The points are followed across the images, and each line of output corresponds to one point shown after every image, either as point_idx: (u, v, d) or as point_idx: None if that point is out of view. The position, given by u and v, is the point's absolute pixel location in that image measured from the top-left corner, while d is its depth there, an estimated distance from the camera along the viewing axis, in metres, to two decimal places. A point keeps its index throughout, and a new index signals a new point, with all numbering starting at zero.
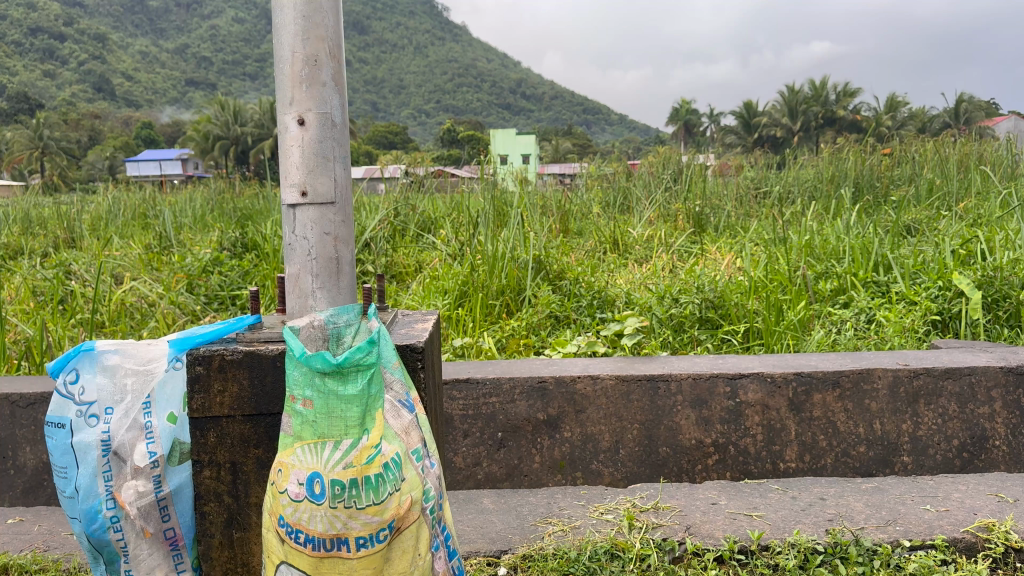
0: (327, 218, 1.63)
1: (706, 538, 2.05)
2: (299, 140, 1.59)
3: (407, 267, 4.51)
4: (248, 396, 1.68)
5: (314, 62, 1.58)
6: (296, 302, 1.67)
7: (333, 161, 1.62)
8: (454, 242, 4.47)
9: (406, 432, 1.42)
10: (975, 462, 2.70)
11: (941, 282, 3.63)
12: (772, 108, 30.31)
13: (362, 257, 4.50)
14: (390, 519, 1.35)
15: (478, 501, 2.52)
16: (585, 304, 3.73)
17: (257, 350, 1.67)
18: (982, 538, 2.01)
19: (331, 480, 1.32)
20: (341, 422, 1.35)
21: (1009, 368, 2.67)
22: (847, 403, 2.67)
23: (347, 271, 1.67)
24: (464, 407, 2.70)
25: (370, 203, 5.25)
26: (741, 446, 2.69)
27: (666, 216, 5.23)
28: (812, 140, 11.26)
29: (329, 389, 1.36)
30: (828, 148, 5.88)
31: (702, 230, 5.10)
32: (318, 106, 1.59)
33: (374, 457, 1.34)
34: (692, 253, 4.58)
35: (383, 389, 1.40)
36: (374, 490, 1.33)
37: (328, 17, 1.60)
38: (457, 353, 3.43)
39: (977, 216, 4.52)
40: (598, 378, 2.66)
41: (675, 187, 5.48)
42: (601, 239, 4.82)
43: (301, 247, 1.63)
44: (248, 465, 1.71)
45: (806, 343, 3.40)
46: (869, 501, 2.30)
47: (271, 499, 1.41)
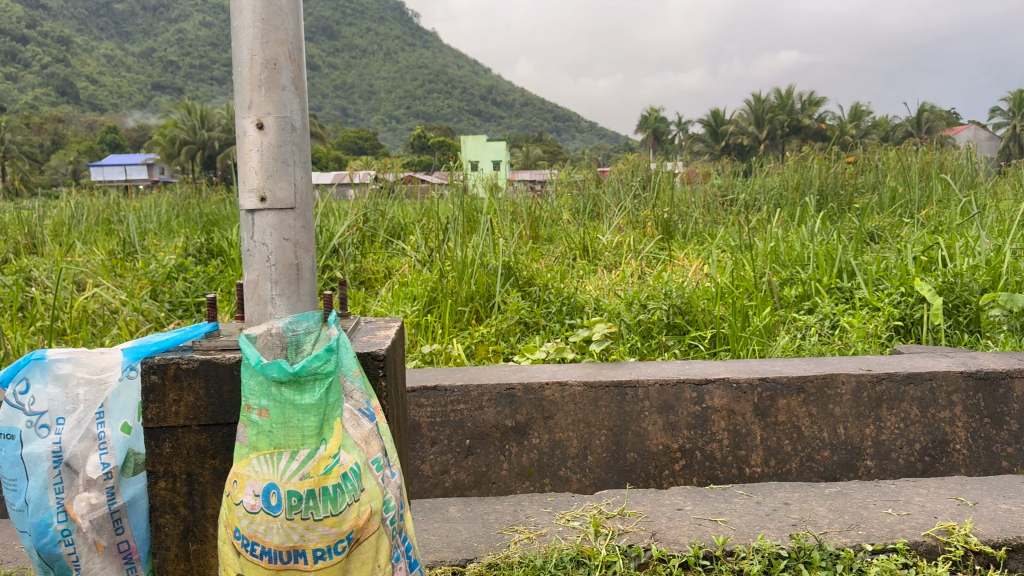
0: (287, 223, 1.61)
1: (672, 544, 2.05)
2: (258, 145, 1.57)
3: (376, 273, 4.47)
4: (205, 406, 1.65)
5: (273, 66, 1.56)
6: (254, 309, 1.64)
7: (293, 166, 1.60)
8: (424, 248, 4.47)
9: (366, 441, 1.40)
10: (936, 466, 2.74)
11: (904, 288, 3.70)
12: (740, 117, 30.70)
13: (330, 263, 4.47)
14: (348, 530, 1.33)
15: (443, 508, 2.49)
16: (555, 310, 3.74)
17: (213, 358, 1.63)
18: (942, 542, 2.03)
19: (288, 492, 1.30)
20: (297, 431, 1.32)
21: (969, 372, 2.72)
22: (812, 408, 2.70)
23: (307, 278, 1.65)
24: (432, 415, 2.67)
25: (338, 210, 5.21)
26: (708, 451, 2.70)
27: (635, 223, 5.28)
28: (778, 150, 11.42)
29: (285, 398, 1.33)
30: (794, 156, 5.95)
31: (670, 236, 5.14)
32: (277, 110, 1.57)
33: (332, 468, 1.32)
34: (660, 259, 4.61)
35: (341, 397, 1.38)
36: (332, 501, 1.31)
37: (289, 20, 1.58)
38: (426, 360, 3.41)
39: (938, 224, 4.63)
40: (566, 385, 2.66)
41: (644, 194, 5.55)
42: (571, 246, 4.87)
43: (260, 253, 1.61)
44: (204, 476, 1.68)
45: (771, 348, 3.44)
46: (833, 505, 2.32)
47: (226, 511, 1.38)
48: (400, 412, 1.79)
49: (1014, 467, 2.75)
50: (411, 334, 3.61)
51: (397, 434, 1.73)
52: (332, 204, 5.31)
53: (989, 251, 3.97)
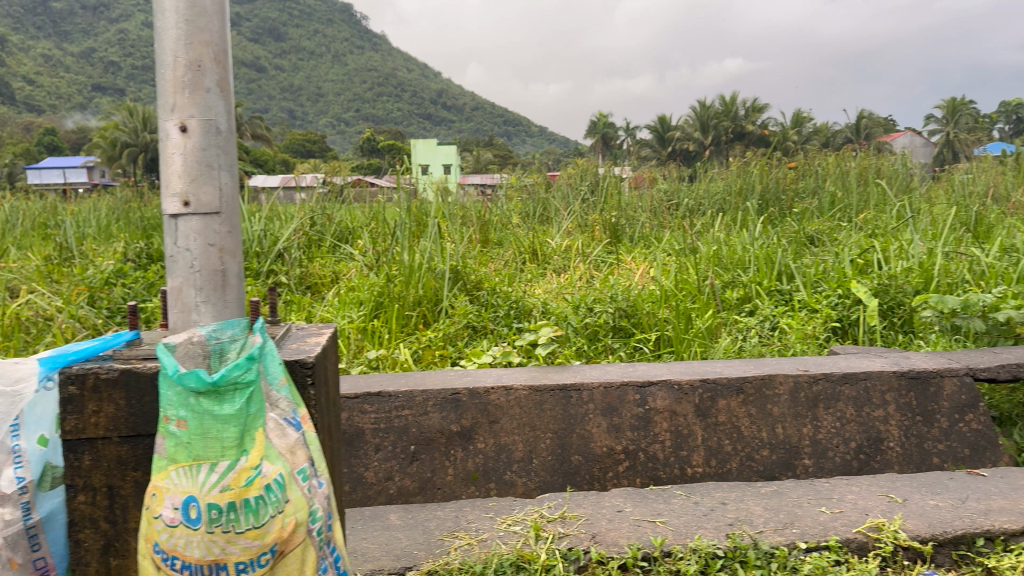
0: (211, 228, 1.57)
1: (611, 546, 2.06)
2: (181, 148, 1.53)
3: (323, 278, 4.41)
4: (126, 417, 1.59)
5: (197, 68, 1.53)
6: (177, 317, 1.59)
7: (219, 169, 1.57)
8: (371, 252, 4.43)
9: (291, 451, 1.37)
10: (871, 463, 2.80)
11: (840, 291, 3.81)
12: (685, 123, 31.18)
13: (275, 267, 4.41)
14: (271, 542, 1.30)
15: (384, 516, 2.45)
16: (503, 314, 3.76)
17: (134, 367, 1.58)
18: (872, 538, 2.09)
19: (208, 504, 1.27)
20: (216, 443, 1.29)
21: (901, 372, 2.82)
22: (751, 408, 2.76)
23: (233, 284, 1.62)
24: (376, 421, 2.64)
25: (283, 214, 5.14)
26: (651, 452, 2.73)
27: (583, 226, 5.32)
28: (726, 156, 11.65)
29: (204, 408, 1.29)
30: (737, 161, 6.05)
31: (618, 240, 5.21)
32: (201, 113, 1.54)
33: (253, 479, 1.29)
34: (608, 262, 4.66)
35: (264, 407, 1.35)
36: (254, 513, 1.28)
37: (213, 21, 1.56)
38: (372, 365, 3.38)
39: (874, 228, 4.77)
40: (511, 389, 2.67)
41: (592, 199, 5.61)
42: (521, 250, 4.87)
43: (184, 259, 1.57)
44: (126, 489, 1.63)
45: (713, 351, 3.50)
46: (769, 504, 2.35)
47: (146, 526, 1.34)
48: (332, 420, 1.75)
49: (944, 463, 2.83)
50: (356, 339, 3.57)
51: (328, 444, 1.69)
52: (277, 207, 5.24)
53: (922, 254, 4.10)
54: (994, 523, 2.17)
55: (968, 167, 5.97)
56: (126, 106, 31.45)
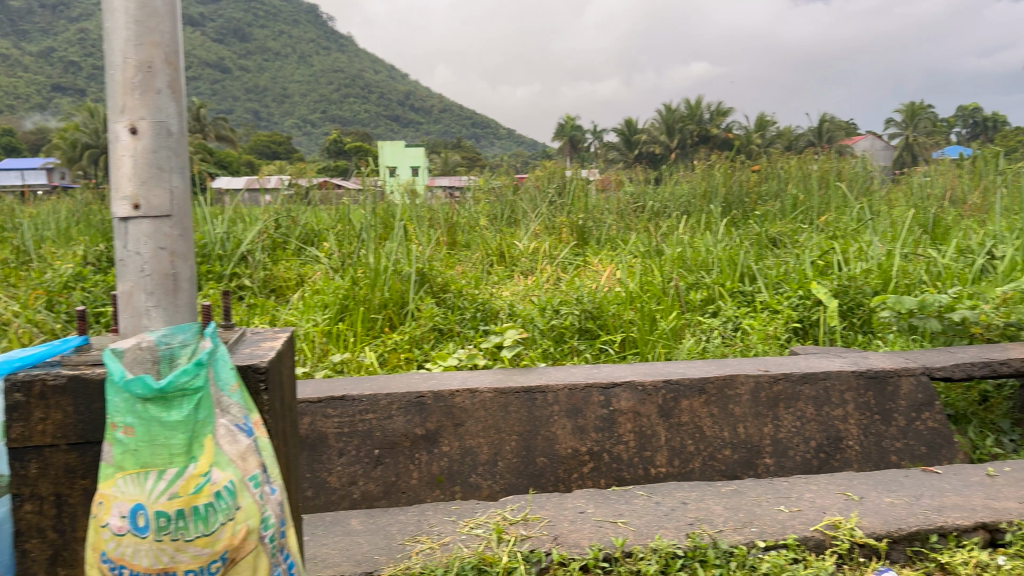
0: (162, 231, 1.55)
1: (572, 547, 2.07)
2: (131, 150, 1.51)
3: (287, 281, 4.36)
4: (74, 424, 1.55)
5: (148, 69, 1.51)
6: (128, 322, 1.56)
7: (170, 172, 1.55)
8: (337, 255, 4.40)
9: (242, 457, 1.35)
10: (831, 462, 2.84)
11: (801, 292, 3.86)
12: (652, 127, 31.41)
13: (238, 270, 4.36)
14: (222, 550, 1.29)
15: (345, 521, 2.44)
16: (469, 317, 3.76)
17: (82, 373, 1.55)
18: (829, 536, 2.12)
19: (156, 512, 1.25)
20: (164, 450, 1.27)
21: (860, 372, 2.87)
22: (713, 408, 2.79)
23: (185, 288, 1.60)
24: (339, 425, 2.62)
25: (248, 216, 5.08)
26: (615, 453, 2.75)
27: (550, 229, 5.34)
28: (694, 159, 11.76)
29: (151, 415, 1.27)
30: (702, 164, 6.11)
31: (585, 242, 5.23)
32: (152, 114, 1.51)
33: (203, 486, 1.27)
34: (575, 264, 4.68)
35: (213, 412, 1.33)
36: (204, 520, 1.27)
37: (165, 22, 1.53)
38: (336, 369, 3.36)
39: (835, 230, 4.85)
40: (476, 391, 2.67)
41: (559, 201, 5.63)
42: (488, 252, 4.87)
43: (134, 263, 1.54)
44: (73, 497, 1.60)
45: (677, 352, 3.54)
46: (728, 504, 2.38)
47: (92, 535, 1.32)
48: (287, 425, 1.73)
49: (902, 461, 2.88)
50: (321, 342, 3.54)
51: (283, 449, 1.67)
52: (241, 209, 5.18)
53: (881, 255, 4.18)
54: (947, 519, 2.21)
55: (927, 169, 6.08)
56: (86, 106, 30.89)
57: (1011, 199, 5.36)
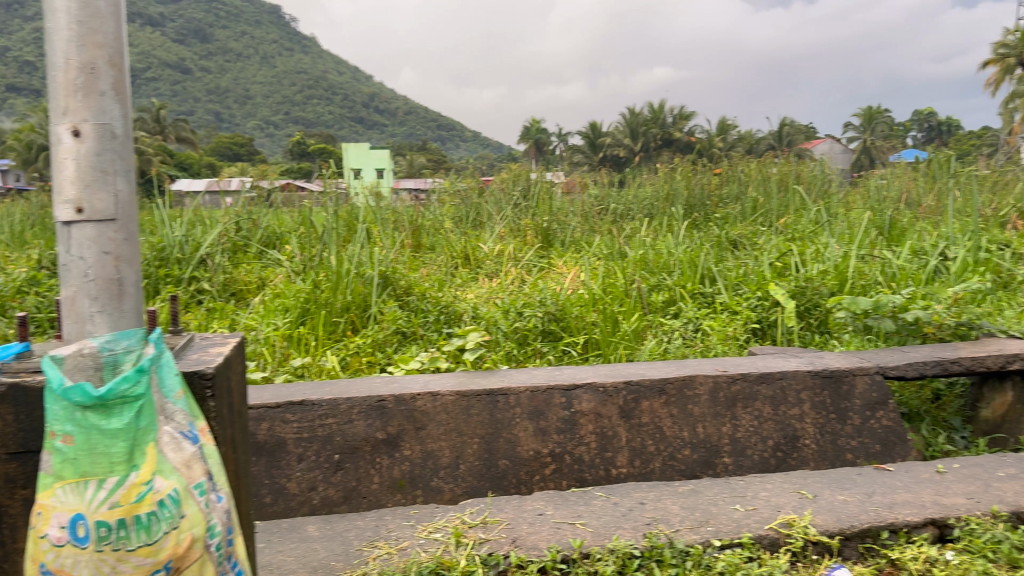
0: (106, 236, 1.52)
1: (531, 549, 2.07)
2: (74, 153, 1.48)
3: (248, 284, 4.31)
4: (14, 432, 1.53)
5: (91, 71, 1.48)
6: (71, 327, 1.53)
7: (114, 175, 1.52)
8: (298, 258, 4.36)
9: (186, 465, 1.34)
10: (788, 460, 2.88)
11: (760, 293, 3.91)
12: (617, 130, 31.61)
13: (197, 274, 4.30)
14: (165, 559, 1.27)
15: (302, 527, 2.41)
16: (433, 320, 3.74)
17: (22, 381, 1.52)
18: (783, 534, 2.15)
19: (95, 522, 1.22)
20: (104, 458, 1.23)
21: (816, 371, 2.92)
22: (673, 409, 2.82)
23: (130, 293, 1.57)
24: (298, 431, 2.59)
25: (208, 219, 5.00)
26: (576, 454, 2.76)
27: (515, 232, 5.34)
28: (660, 161, 11.86)
29: (90, 423, 1.22)
30: (665, 166, 6.16)
31: (549, 245, 5.25)
32: (95, 116, 1.48)
33: (144, 495, 1.25)
34: (540, 267, 4.69)
35: (155, 420, 1.30)
36: (146, 530, 1.24)
37: (108, 23, 1.51)
38: (296, 373, 3.34)
39: (793, 232, 4.93)
40: (437, 394, 2.66)
41: (524, 204, 5.63)
42: (453, 255, 4.86)
43: (77, 268, 1.51)
44: (14, 507, 1.57)
45: (639, 353, 3.58)
46: (685, 503, 2.40)
47: (31, 545, 1.29)
48: (237, 432, 1.71)
49: (857, 458, 2.93)
50: (281, 347, 3.50)
51: (232, 457, 1.65)
52: (200, 212, 5.10)
53: (837, 257, 4.26)
54: (897, 516, 2.26)
55: (883, 172, 6.20)
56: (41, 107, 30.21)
57: (964, 202, 5.48)
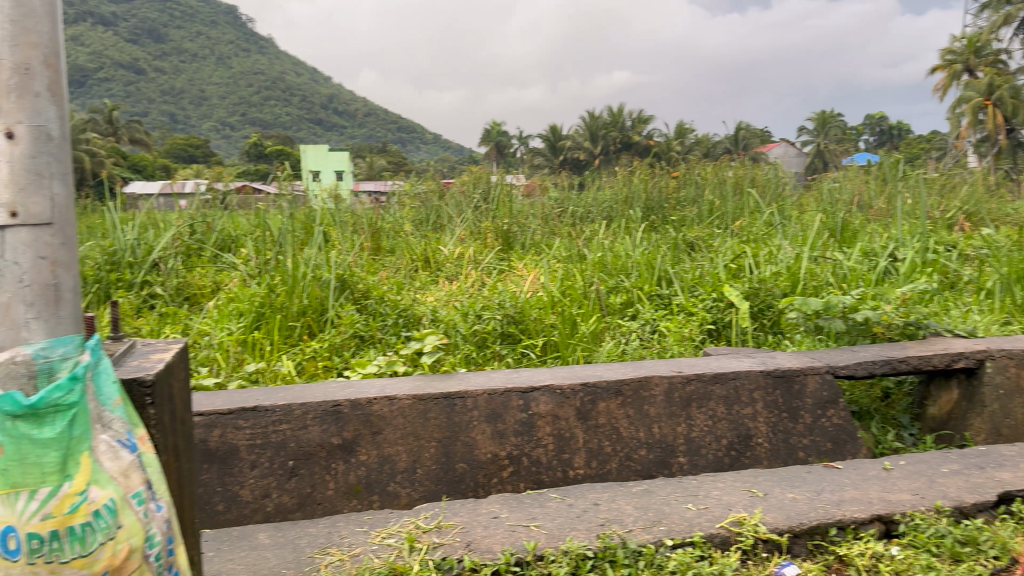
0: (42, 240, 1.48)
1: (485, 553, 2.07)
2: (7, 156, 1.43)
3: (202, 288, 4.24)
4: None
5: (25, 71, 1.44)
6: None
7: (49, 178, 1.49)
8: (254, 261, 4.30)
9: (124, 474, 1.31)
10: (742, 459, 2.93)
11: (715, 294, 3.97)
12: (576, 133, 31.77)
13: (150, 278, 4.22)
14: (101, 571, 1.24)
15: (253, 535, 2.38)
16: (391, 323, 3.72)
17: None
18: (734, 532, 2.17)
19: (27, 534, 1.18)
20: (36, 468, 1.20)
21: (768, 371, 2.96)
22: (629, 410, 2.84)
23: (67, 298, 1.53)
24: (251, 437, 2.55)
25: (161, 222, 4.91)
26: (534, 456, 2.76)
27: (476, 234, 5.33)
28: (624, 163, 11.95)
29: (19, 433, 1.21)
30: (624, 169, 6.20)
31: (510, 247, 5.25)
32: (30, 118, 1.45)
33: (79, 505, 1.22)
34: (500, 269, 4.69)
35: (90, 429, 1.28)
36: (80, 541, 1.21)
37: (43, 23, 1.47)
38: (250, 379, 3.29)
39: (748, 235, 5.00)
40: (394, 398, 2.65)
41: (484, 206, 5.63)
42: (413, 257, 4.84)
43: (12, 273, 1.46)
44: None
45: (597, 354, 3.60)
46: (638, 503, 2.42)
47: None
48: (180, 440, 1.69)
49: (808, 456, 2.98)
50: (235, 352, 3.45)
51: (174, 465, 1.62)
52: (154, 214, 5.00)
53: (790, 258, 4.33)
54: (845, 513, 2.30)
55: (836, 175, 6.31)
56: None
57: (913, 204, 5.61)
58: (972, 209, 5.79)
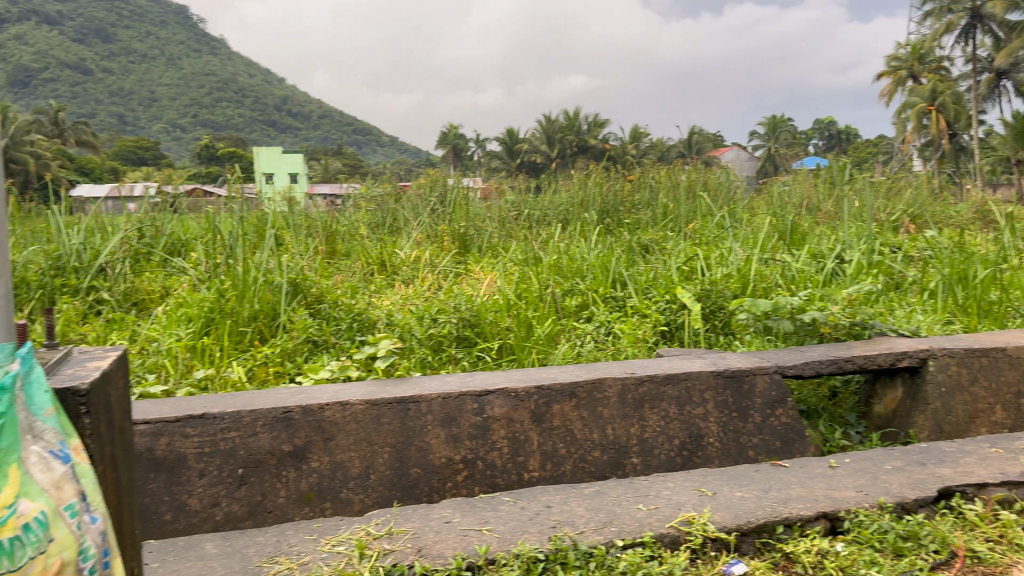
0: None
1: (436, 558, 2.06)
2: None
3: (151, 293, 4.15)
4: None
5: None
6: None
7: None
8: (204, 265, 4.22)
9: (56, 486, 1.28)
10: (694, 459, 2.96)
11: (668, 296, 4.01)
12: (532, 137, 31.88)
13: (97, 283, 4.11)
14: None
15: (200, 545, 2.34)
16: (345, 328, 3.68)
17: None
18: (684, 531, 2.20)
19: None
20: None
21: (719, 372, 3.00)
22: (583, 411, 2.85)
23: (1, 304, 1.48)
24: (199, 445, 2.51)
25: (109, 225, 4.80)
26: (488, 460, 2.76)
27: (432, 237, 5.31)
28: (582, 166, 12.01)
29: None
30: (580, 172, 6.24)
31: (466, 250, 5.24)
32: None
33: (6, 519, 1.17)
34: (457, 273, 4.68)
35: (20, 439, 1.25)
36: (9, 556, 1.16)
37: None
38: (199, 386, 3.23)
39: (700, 237, 5.08)
40: (347, 404, 2.62)
41: (441, 209, 5.60)
42: (368, 261, 4.80)
43: None
44: None
45: (553, 357, 3.62)
46: (590, 505, 2.43)
47: None
48: (118, 449, 1.65)
49: (758, 455, 3.03)
50: (184, 358, 3.39)
51: (111, 474, 1.59)
52: (100, 217, 4.88)
53: (740, 261, 4.40)
54: (792, 511, 2.34)
55: (786, 178, 6.43)
56: None
57: (860, 208, 5.74)
58: (915, 212, 5.95)
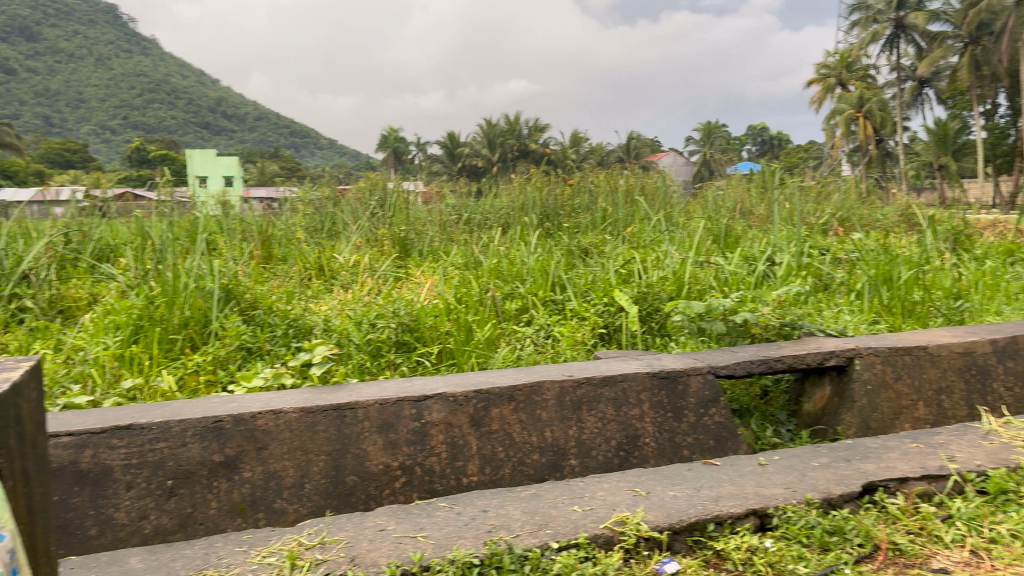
0: None
1: (370, 567, 2.04)
2: None
3: (77, 301, 4.02)
4: None
5: None
6: None
7: None
8: (133, 271, 4.10)
9: None
10: (631, 459, 2.99)
11: (606, 299, 4.05)
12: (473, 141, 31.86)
13: (19, 290, 3.95)
14: None
15: (125, 560, 2.26)
16: (280, 334, 3.59)
17: None
18: (617, 532, 2.22)
19: None
20: None
21: (654, 373, 3.05)
22: (521, 415, 2.86)
23: None
24: (126, 457, 2.43)
25: (32, 230, 4.62)
26: (427, 465, 2.73)
27: (371, 241, 5.25)
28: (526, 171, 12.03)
29: None
30: (520, 176, 6.25)
31: (406, 254, 5.19)
32: None
33: None
34: (397, 277, 4.65)
35: None
36: None
37: None
38: (127, 396, 3.13)
39: (637, 241, 5.15)
40: (280, 412, 2.58)
41: (380, 213, 5.55)
42: (305, 266, 4.71)
43: None
44: None
45: (492, 360, 3.62)
46: (526, 508, 2.44)
47: None
48: (31, 463, 1.59)
49: (693, 454, 3.07)
50: (112, 367, 3.28)
51: (23, 490, 1.53)
52: (24, 222, 4.70)
53: (676, 264, 4.47)
54: (723, 509, 2.38)
55: (720, 183, 6.56)
56: None
57: (790, 212, 5.88)
58: (843, 215, 6.13)
